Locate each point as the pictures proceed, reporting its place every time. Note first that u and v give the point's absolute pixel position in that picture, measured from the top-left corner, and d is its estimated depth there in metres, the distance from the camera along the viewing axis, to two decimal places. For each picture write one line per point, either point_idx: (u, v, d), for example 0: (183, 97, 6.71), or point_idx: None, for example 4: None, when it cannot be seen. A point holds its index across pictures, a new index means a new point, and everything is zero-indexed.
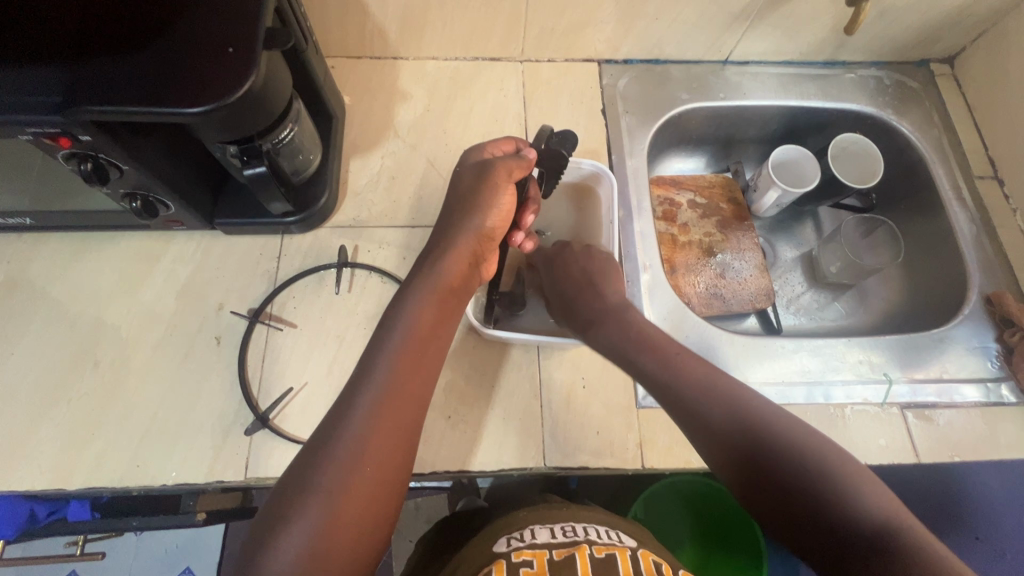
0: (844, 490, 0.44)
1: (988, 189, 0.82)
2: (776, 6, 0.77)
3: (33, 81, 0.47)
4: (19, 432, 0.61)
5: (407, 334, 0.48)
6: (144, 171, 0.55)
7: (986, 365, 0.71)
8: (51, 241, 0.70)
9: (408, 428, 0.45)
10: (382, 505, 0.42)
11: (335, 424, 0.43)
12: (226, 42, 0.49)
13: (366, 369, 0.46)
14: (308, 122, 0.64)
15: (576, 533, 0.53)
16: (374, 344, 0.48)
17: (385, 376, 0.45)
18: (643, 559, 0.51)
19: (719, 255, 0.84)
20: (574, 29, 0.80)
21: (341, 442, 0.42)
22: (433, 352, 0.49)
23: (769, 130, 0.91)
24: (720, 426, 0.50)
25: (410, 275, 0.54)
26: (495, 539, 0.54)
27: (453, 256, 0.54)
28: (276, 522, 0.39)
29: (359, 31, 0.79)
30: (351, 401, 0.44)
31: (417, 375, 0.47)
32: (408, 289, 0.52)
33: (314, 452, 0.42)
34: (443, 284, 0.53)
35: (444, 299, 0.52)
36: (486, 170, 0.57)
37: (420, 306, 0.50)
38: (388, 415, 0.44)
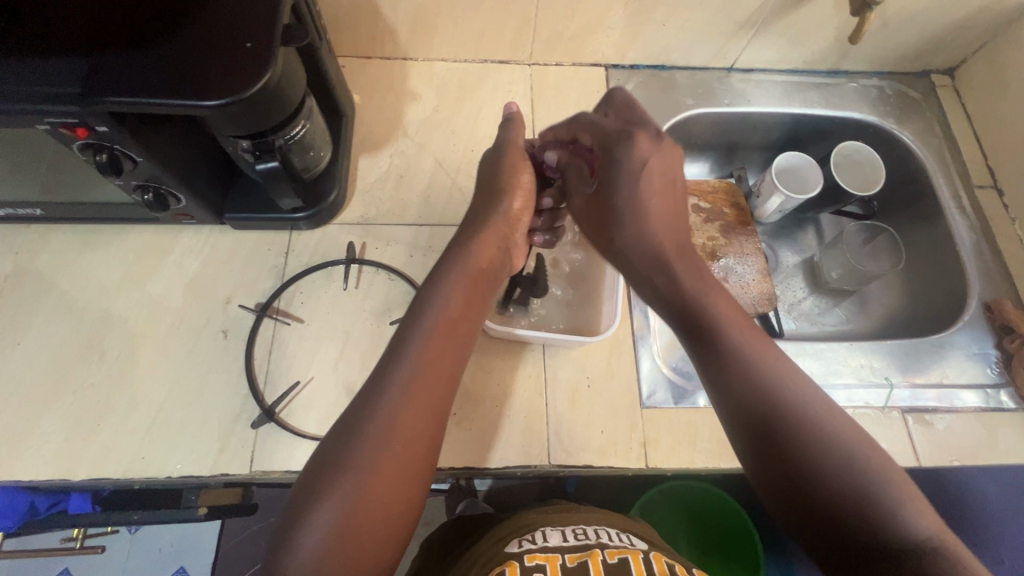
0: (879, 504, 0.40)
1: (988, 198, 0.83)
2: (781, 15, 0.79)
3: (53, 71, 0.47)
4: (24, 422, 0.61)
5: (437, 314, 0.49)
6: (158, 163, 0.56)
7: (985, 371, 0.72)
8: (60, 233, 0.71)
9: (436, 407, 0.45)
10: (411, 480, 0.42)
11: (366, 404, 0.44)
12: (244, 37, 0.50)
13: (396, 349, 0.47)
14: (320, 119, 0.65)
15: (588, 536, 0.54)
16: (405, 325, 0.49)
17: (415, 356, 0.46)
18: (656, 562, 0.50)
19: (723, 259, 0.85)
20: (583, 33, 0.81)
21: (371, 422, 0.43)
22: (463, 331, 0.50)
23: (772, 137, 0.92)
24: (755, 408, 0.45)
25: (441, 258, 0.56)
26: (507, 540, 0.54)
27: (481, 239, 0.57)
28: (309, 499, 0.40)
29: (370, 32, 0.80)
30: (375, 385, 0.45)
31: (447, 354, 0.48)
32: (441, 270, 0.53)
33: (344, 430, 0.43)
34: (473, 265, 0.54)
35: (475, 278, 0.54)
36: (508, 163, 0.64)
37: (453, 286, 0.52)
38: (419, 394, 0.44)
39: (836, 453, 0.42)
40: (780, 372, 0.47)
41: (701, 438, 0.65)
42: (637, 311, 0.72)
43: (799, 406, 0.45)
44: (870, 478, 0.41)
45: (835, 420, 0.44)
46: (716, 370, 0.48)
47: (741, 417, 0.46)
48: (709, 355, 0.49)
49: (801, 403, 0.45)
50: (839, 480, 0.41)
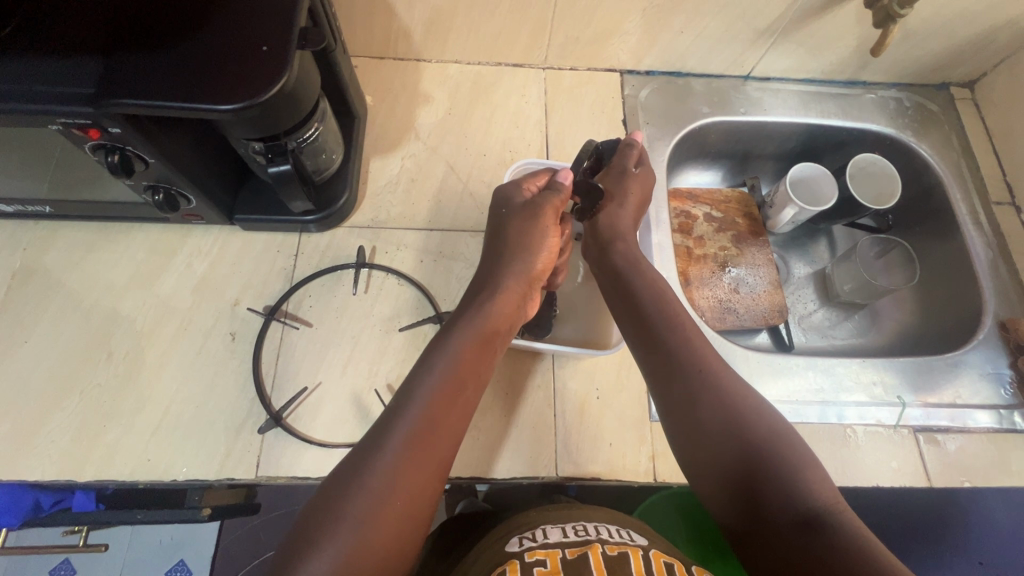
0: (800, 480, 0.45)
1: (1006, 215, 0.82)
2: (802, 24, 0.78)
3: (68, 72, 0.46)
4: (30, 422, 0.61)
5: (448, 372, 0.49)
6: (169, 164, 0.55)
7: (998, 392, 0.71)
8: (68, 230, 0.70)
9: (436, 470, 0.45)
10: (405, 533, 0.42)
11: (368, 455, 0.44)
12: (261, 40, 0.49)
13: (404, 401, 0.47)
14: (332, 122, 0.64)
15: (587, 532, 0.52)
16: (413, 382, 0.49)
17: (420, 414, 0.46)
18: (655, 559, 0.49)
19: (733, 269, 0.84)
20: (599, 39, 0.80)
21: (371, 474, 0.43)
22: (472, 388, 0.50)
23: (787, 147, 0.91)
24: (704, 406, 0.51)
25: (458, 311, 0.56)
26: (507, 537, 0.53)
27: (501, 298, 0.56)
28: (304, 546, 0.39)
29: (384, 32, 0.79)
30: (386, 432, 0.45)
31: (453, 416, 0.48)
32: (454, 326, 0.53)
33: (346, 477, 0.43)
34: (488, 326, 0.54)
35: (485, 342, 0.53)
36: (533, 210, 0.61)
37: (462, 346, 0.51)
38: (420, 453, 0.45)
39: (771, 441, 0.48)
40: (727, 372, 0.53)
41: None
42: None
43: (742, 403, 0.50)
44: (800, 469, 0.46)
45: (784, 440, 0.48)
46: (679, 393, 0.53)
47: (693, 410, 0.51)
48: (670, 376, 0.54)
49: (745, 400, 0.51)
50: (786, 488, 0.45)
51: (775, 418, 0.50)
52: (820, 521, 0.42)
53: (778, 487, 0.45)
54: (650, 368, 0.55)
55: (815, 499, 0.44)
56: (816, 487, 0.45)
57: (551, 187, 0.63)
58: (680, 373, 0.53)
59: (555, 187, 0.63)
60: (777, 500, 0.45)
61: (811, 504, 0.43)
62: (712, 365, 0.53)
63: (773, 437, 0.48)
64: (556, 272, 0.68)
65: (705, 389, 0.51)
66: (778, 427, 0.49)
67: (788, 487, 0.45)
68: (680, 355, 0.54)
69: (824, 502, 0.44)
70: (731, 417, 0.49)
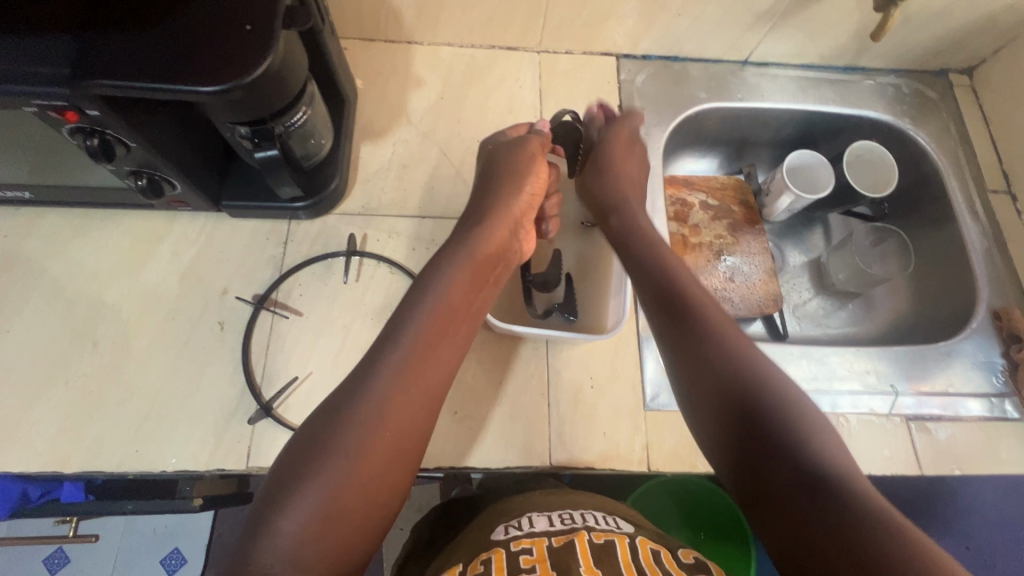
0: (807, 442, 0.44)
1: (1001, 203, 0.81)
2: (801, 8, 0.76)
3: (42, 51, 0.45)
4: (15, 413, 0.59)
5: (438, 300, 0.50)
6: (152, 149, 0.53)
7: (990, 380, 0.72)
8: (50, 216, 0.68)
9: (428, 403, 0.46)
10: (394, 471, 0.42)
11: (357, 387, 0.44)
12: (245, 19, 0.47)
13: (394, 335, 0.47)
14: (321, 106, 0.62)
15: (574, 520, 0.52)
16: (403, 313, 0.49)
17: (412, 343, 0.47)
18: (641, 547, 0.49)
19: (729, 258, 0.83)
20: (595, 21, 0.78)
21: (361, 403, 0.43)
22: (461, 318, 0.51)
23: (784, 134, 0.90)
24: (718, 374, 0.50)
25: (445, 245, 0.57)
26: (493, 526, 0.52)
27: (491, 229, 0.58)
28: (285, 487, 0.39)
29: (374, 13, 0.76)
30: (374, 367, 0.45)
31: (447, 340, 0.49)
32: (445, 258, 0.54)
33: (336, 409, 0.43)
34: (477, 256, 0.55)
35: (476, 271, 0.54)
36: (521, 147, 0.64)
37: (455, 277, 0.52)
38: (409, 384, 0.45)
39: (785, 410, 0.46)
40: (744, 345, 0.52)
41: None
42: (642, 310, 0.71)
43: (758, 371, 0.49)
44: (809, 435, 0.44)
45: (797, 405, 0.47)
46: (690, 355, 0.52)
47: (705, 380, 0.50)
48: (683, 340, 0.54)
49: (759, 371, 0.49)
50: (796, 455, 0.43)
51: (792, 388, 0.48)
52: (828, 485, 0.40)
53: (788, 452, 0.43)
54: (665, 336, 0.55)
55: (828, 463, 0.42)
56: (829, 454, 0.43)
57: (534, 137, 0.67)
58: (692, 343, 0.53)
59: (536, 132, 0.68)
60: (786, 463, 0.43)
61: (821, 467, 0.42)
62: (725, 334, 0.53)
63: (788, 403, 0.47)
64: (545, 219, 0.72)
65: (713, 353, 0.51)
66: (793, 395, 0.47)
67: (797, 448, 0.43)
68: (693, 320, 0.54)
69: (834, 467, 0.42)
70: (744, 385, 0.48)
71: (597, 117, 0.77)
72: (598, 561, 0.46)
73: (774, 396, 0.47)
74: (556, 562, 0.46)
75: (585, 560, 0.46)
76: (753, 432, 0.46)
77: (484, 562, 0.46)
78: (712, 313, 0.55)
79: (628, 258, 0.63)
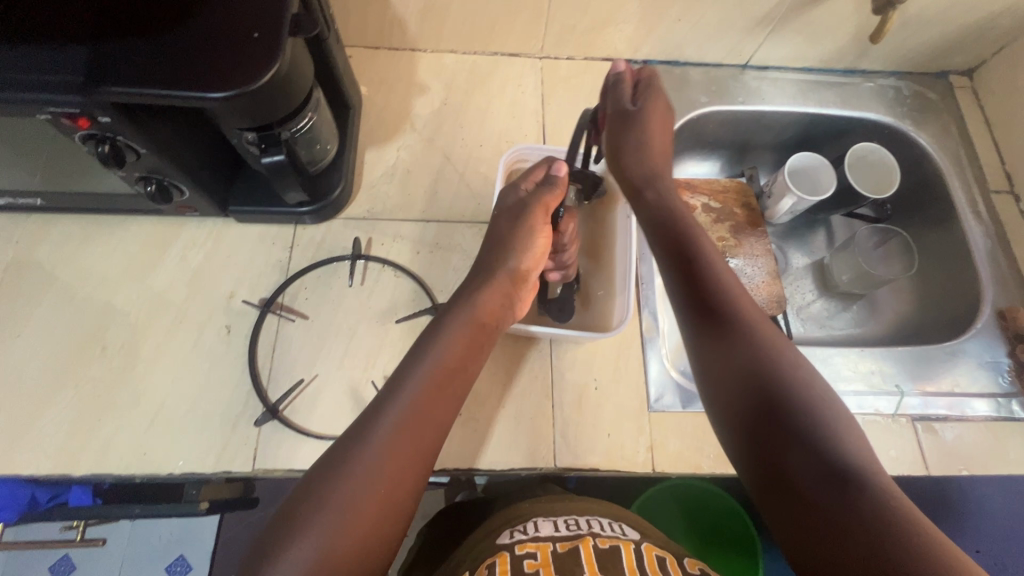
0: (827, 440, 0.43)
1: (1004, 203, 0.81)
2: (800, 12, 0.77)
3: (55, 61, 0.46)
4: (25, 417, 0.60)
5: (435, 363, 0.50)
6: (160, 154, 0.54)
7: (996, 380, 0.71)
8: (60, 223, 0.69)
9: (422, 458, 0.45)
10: (391, 512, 0.42)
11: (356, 439, 0.44)
12: (252, 27, 0.48)
13: (394, 390, 0.48)
14: (327, 112, 0.63)
15: (579, 526, 0.52)
16: (400, 374, 0.49)
17: (410, 401, 0.47)
18: (647, 553, 0.49)
19: (732, 260, 0.83)
20: (596, 27, 0.79)
21: (359, 455, 0.43)
22: (459, 382, 0.51)
23: (786, 136, 0.91)
24: (740, 363, 0.49)
25: (445, 304, 0.57)
26: (499, 532, 0.53)
27: (488, 294, 0.57)
28: (283, 535, 0.40)
29: (378, 21, 0.78)
30: (373, 421, 0.46)
31: (443, 402, 0.48)
32: (442, 321, 0.54)
33: (335, 458, 0.44)
34: (474, 320, 0.54)
35: (472, 338, 0.53)
36: (523, 210, 0.61)
37: (451, 342, 0.52)
38: (407, 439, 0.45)
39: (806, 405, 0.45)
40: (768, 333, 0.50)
41: (709, 442, 0.64)
42: (646, 312, 0.71)
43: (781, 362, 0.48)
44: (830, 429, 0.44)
45: (820, 400, 0.46)
46: (712, 340, 0.51)
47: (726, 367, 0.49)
48: (700, 323, 0.52)
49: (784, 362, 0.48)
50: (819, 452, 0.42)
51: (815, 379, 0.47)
52: (849, 480, 0.40)
53: (808, 445, 0.43)
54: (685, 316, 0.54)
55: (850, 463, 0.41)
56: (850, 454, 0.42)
57: (546, 182, 0.63)
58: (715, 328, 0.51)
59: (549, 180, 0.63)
60: (807, 457, 0.42)
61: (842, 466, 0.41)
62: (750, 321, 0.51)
63: (807, 397, 0.46)
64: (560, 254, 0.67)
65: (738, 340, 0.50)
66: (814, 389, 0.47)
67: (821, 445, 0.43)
68: (715, 302, 0.52)
69: (854, 461, 0.42)
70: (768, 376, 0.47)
71: (623, 85, 0.65)
72: (602, 565, 0.46)
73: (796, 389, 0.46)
74: (561, 567, 0.46)
75: (591, 566, 0.46)
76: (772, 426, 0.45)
77: (489, 568, 0.46)
78: (733, 297, 0.53)
79: (647, 227, 0.60)
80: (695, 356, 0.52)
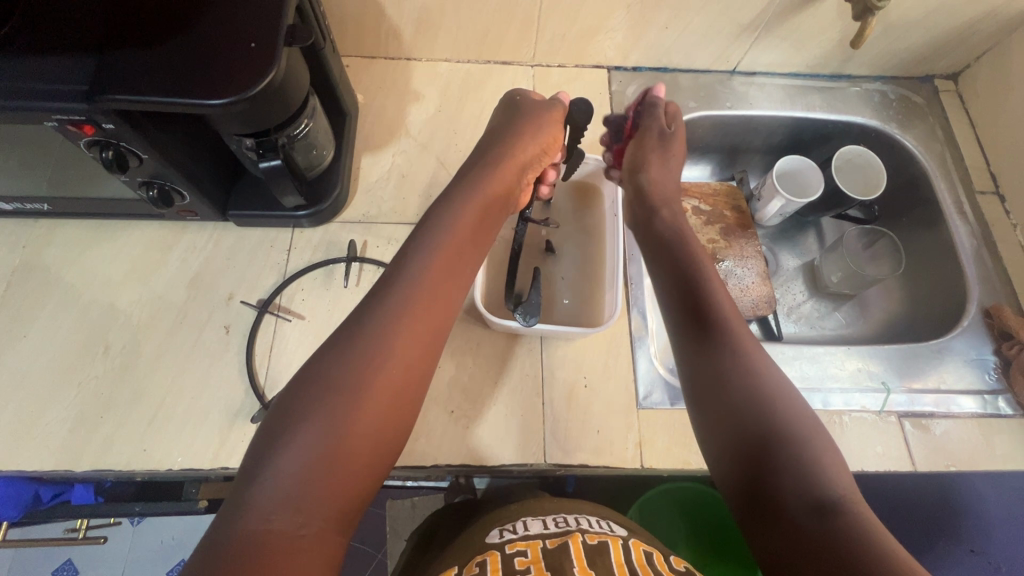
0: (810, 463, 0.44)
1: (989, 204, 0.83)
2: (783, 19, 0.79)
3: (63, 70, 0.48)
4: (29, 414, 0.62)
5: (411, 288, 0.48)
6: (162, 160, 0.56)
7: (983, 377, 0.72)
8: (66, 228, 0.72)
9: (395, 396, 0.44)
10: (367, 454, 0.42)
11: (328, 370, 0.43)
12: (249, 37, 0.50)
13: (369, 313, 0.47)
14: (323, 119, 0.65)
15: (568, 523, 0.53)
16: (378, 292, 0.48)
17: (383, 325, 0.46)
18: (634, 548, 0.50)
19: (723, 261, 0.85)
20: (585, 35, 0.81)
21: (331, 388, 0.42)
22: (439, 309, 0.49)
23: (775, 140, 0.92)
24: (729, 385, 0.50)
25: (426, 219, 0.55)
26: (488, 531, 0.54)
27: (459, 211, 0.55)
28: (251, 478, 0.39)
29: (374, 31, 0.80)
30: (344, 350, 0.44)
31: (416, 332, 0.47)
32: (419, 238, 0.53)
33: (307, 389, 0.42)
34: (450, 245, 0.53)
35: (448, 262, 0.52)
36: (501, 136, 0.65)
37: (426, 266, 0.50)
38: (379, 370, 0.44)
39: (791, 427, 0.46)
40: (765, 360, 0.52)
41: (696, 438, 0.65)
42: (635, 312, 0.72)
43: (771, 386, 0.49)
44: (815, 452, 0.44)
45: (806, 425, 0.46)
46: (702, 363, 0.52)
47: (712, 388, 0.50)
48: (695, 346, 0.54)
49: (776, 388, 0.49)
50: (802, 476, 0.43)
51: (808, 410, 0.48)
52: (834, 509, 0.40)
53: (795, 473, 0.43)
54: (679, 339, 0.55)
55: (832, 487, 0.42)
56: (834, 477, 0.43)
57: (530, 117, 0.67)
58: (707, 350, 0.53)
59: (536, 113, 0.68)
60: (794, 484, 0.43)
61: (824, 489, 0.42)
62: (742, 345, 0.52)
63: (794, 421, 0.47)
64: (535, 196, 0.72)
65: (728, 362, 0.51)
66: (803, 414, 0.47)
67: (803, 467, 0.43)
68: (710, 328, 0.54)
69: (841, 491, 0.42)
70: (758, 398, 0.48)
71: (653, 113, 0.75)
72: (590, 561, 0.47)
73: (784, 413, 0.47)
74: (551, 565, 0.47)
75: (581, 565, 0.46)
76: (760, 448, 0.46)
77: (479, 565, 0.47)
78: (727, 323, 0.54)
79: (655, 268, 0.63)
80: (686, 376, 0.53)
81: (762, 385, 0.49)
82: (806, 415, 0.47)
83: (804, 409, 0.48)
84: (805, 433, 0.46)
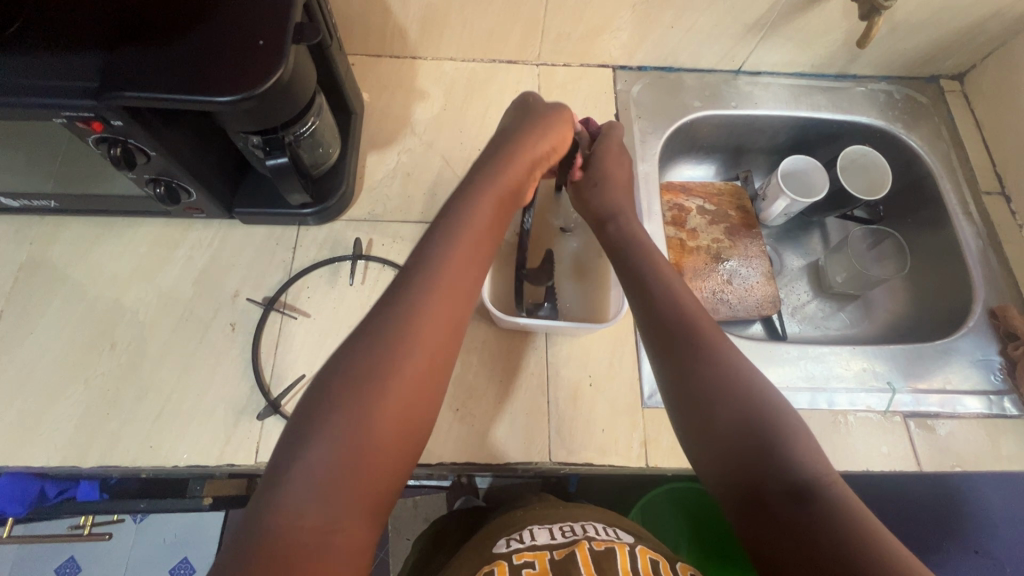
0: (785, 450, 0.44)
1: (995, 205, 0.82)
2: (789, 19, 0.79)
3: (72, 67, 0.48)
4: (35, 410, 0.62)
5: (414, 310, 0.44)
6: (169, 157, 0.57)
7: (988, 378, 0.72)
8: (73, 225, 0.72)
9: (398, 431, 0.41)
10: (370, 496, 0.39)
11: (326, 407, 0.40)
12: (256, 34, 0.51)
13: (370, 341, 0.42)
14: (329, 116, 0.66)
15: (575, 532, 0.53)
16: (378, 316, 0.44)
17: (386, 354, 0.42)
18: (641, 557, 0.50)
19: (728, 261, 0.85)
20: (590, 35, 0.81)
21: (328, 429, 0.39)
22: (447, 331, 0.45)
23: (779, 140, 0.92)
24: (700, 377, 0.50)
25: (428, 237, 0.50)
26: (494, 540, 0.53)
27: (469, 228, 0.50)
28: (253, 523, 0.36)
29: (380, 30, 0.80)
30: (342, 384, 0.41)
31: (421, 361, 0.43)
32: (422, 256, 0.48)
33: (305, 425, 0.39)
34: (456, 267, 0.48)
35: (455, 285, 0.47)
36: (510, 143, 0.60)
37: (432, 286, 0.46)
38: (380, 405, 0.40)
39: (765, 414, 0.47)
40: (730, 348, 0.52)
41: None
42: None
43: (740, 374, 0.50)
44: (789, 439, 0.45)
45: (778, 410, 0.47)
46: (673, 358, 0.53)
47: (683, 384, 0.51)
48: (663, 343, 0.54)
49: (746, 375, 0.50)
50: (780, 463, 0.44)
51: (778, 394, 0.48)
52: (814, 497, 0.41)
53: (774, 463, 0.44)
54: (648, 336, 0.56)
55: (808, 472, 0.43)
56: (810, 463, 0.44)
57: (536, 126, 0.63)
58: (676, 346, 0.53)
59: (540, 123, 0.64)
60: (773, 473, 0.43)
61: (801, 474, 0.43)
62: (709, 337, 0.53)
63: (767, 407, 0.47)
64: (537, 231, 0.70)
65: (696, 355, 0.52)
66: (774, 398, 0.48)
67: (780, 455, 0.44)
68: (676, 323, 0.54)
69: (816, 475, 0.43)
70: (730, 388, 0.49)
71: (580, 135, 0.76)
72: (599, 569, 0.47)
73: (757, 400, 0.48)
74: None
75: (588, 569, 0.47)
76: (737, 438, 0.46)
77: None
78: (694, 317, 0.55)
79: (619, 268, 0.62)
80: (660, 374, 0.54)
81: (732, 373, 0.50)
82: (778, 400, 0.48)
83: (775, 393, 0.49)
84: (778, 419, 0.47)
